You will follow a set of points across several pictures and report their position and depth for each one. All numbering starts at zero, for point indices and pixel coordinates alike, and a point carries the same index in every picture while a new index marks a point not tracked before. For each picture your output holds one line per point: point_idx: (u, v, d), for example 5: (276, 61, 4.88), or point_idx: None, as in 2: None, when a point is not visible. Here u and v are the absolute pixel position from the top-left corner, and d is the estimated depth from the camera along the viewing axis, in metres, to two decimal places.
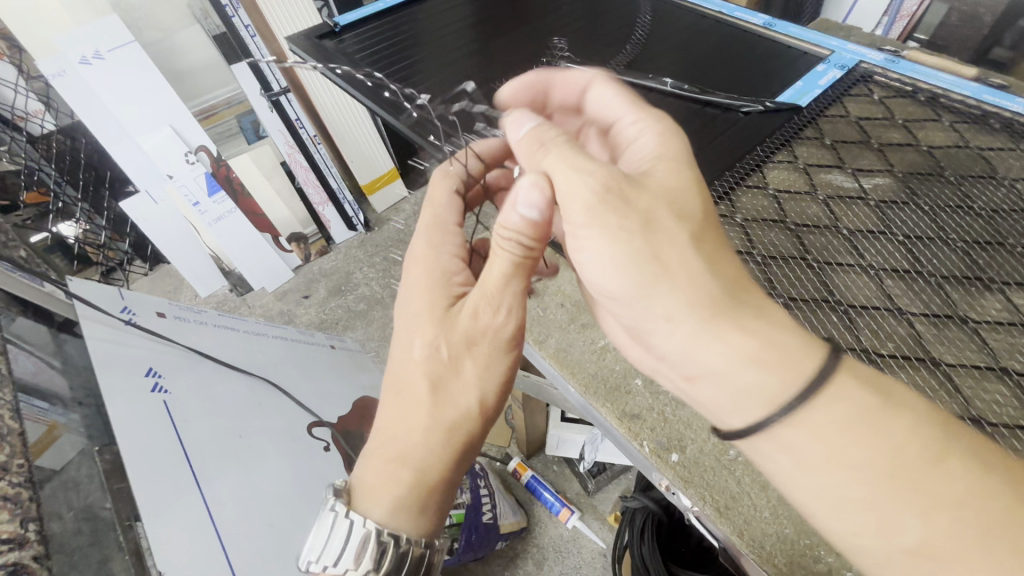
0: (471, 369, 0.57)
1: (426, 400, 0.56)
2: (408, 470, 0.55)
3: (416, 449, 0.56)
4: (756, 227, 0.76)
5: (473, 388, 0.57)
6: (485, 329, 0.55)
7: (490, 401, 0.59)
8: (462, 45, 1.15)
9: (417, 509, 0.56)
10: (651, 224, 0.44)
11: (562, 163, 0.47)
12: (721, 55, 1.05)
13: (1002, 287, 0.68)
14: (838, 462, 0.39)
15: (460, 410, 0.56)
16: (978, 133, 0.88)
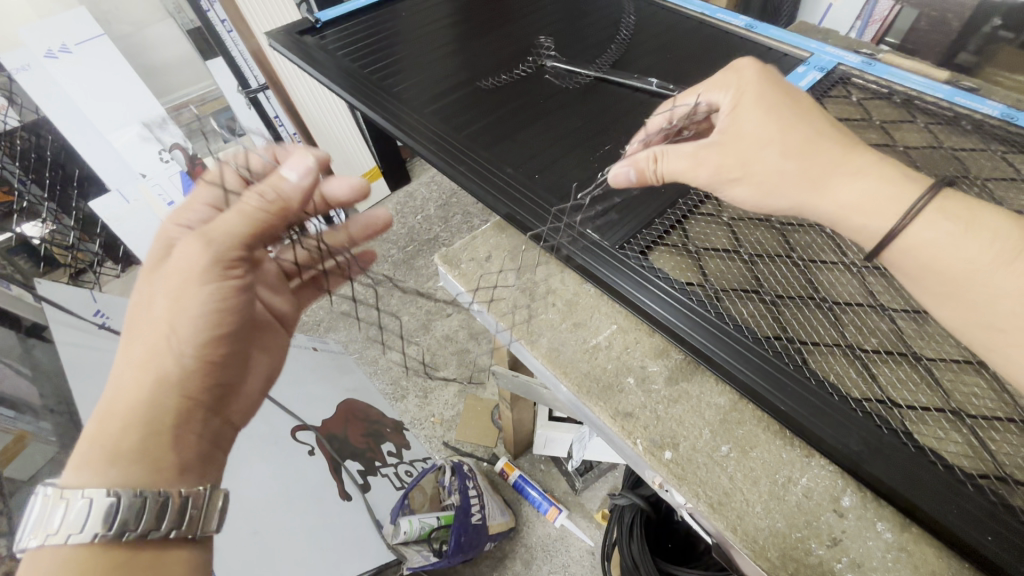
0: (160, 301, 0.51)
1: (124, 341, 0.51)
2: (102, 420, 0.47)
3: (114, 396, 0.48)
4: (745, 224, 0.77)
5: (172, 324, 0.50)
6: (179, 261, 0.51)
7: (185, 341, 0.51)
8: (446, 43, 1.14)
9: (119, 470, 0.46)
10: (749, 159, 0.57)
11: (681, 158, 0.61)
12: (704, 56, 1.07)
13: None
14: (935, 273, 0.52)
15: (154, 341, 0.50)
16: (951, 134, 0.92)
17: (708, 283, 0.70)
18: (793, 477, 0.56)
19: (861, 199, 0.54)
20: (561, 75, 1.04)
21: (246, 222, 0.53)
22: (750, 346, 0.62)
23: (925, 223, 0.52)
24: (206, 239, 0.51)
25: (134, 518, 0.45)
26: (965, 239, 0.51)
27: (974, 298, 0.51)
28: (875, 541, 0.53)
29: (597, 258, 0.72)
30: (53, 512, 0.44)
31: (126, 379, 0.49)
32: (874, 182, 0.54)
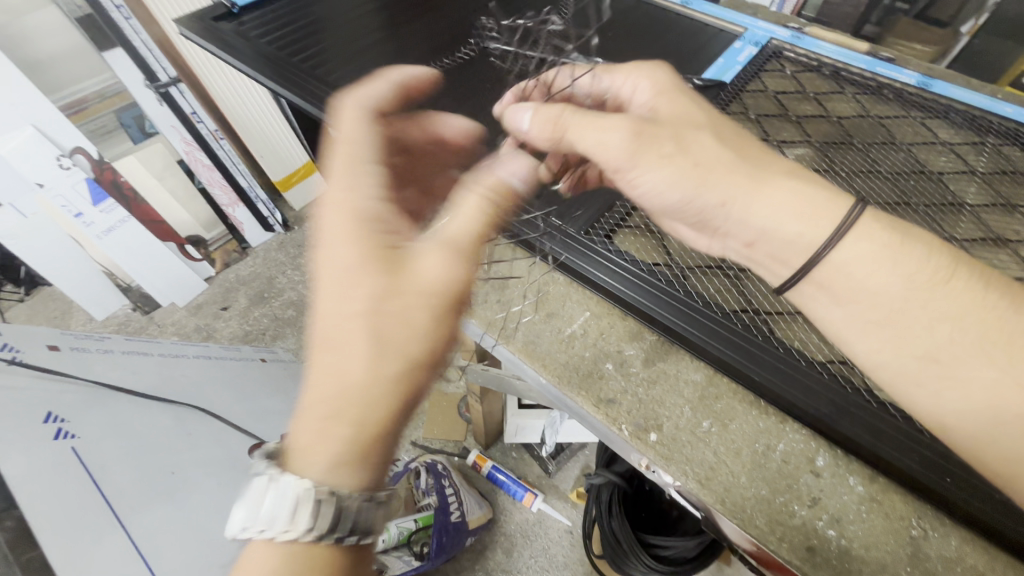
0: (416, 313, 0.47)
1: (370, 350, 0.45)
2: (345, 429, 0.44)
3: (366, 412, 0.45)
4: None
5: (421, 340, 0.47)
6: (442, 275, 0.48)
7: (430, 357, 0.48)
8: (381, 27, 1.08)
9: (370, 471, 0.47)
10: (684, 138, 0.53)
11: (590, 126, 0.54)
12: (644, 34, 1.07)
13: (941, 222, 0.80)
14: (862, 296, 0.49)
15: (416, 344, 0.47)
16: (876, 103, 0.97)
17: (677, 262, 0.71)
18: (771, 444, 0.58)
19: (801, 202, 0.51)
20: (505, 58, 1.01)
21: (483, 235, 0.52)
22: (722, 323, 0.63)
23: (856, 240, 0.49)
24: (458, 250, 0.49)
25: (352, 504, 0.45)
26: (900, 255, 0.48)
27: (906, 329, 0.48)
28: (849, 495, 0.55)
29: (568, 246, 0.70)
30: (270, 498, 0.44)
31: (377, 395, 0.45)
32: (785, 196, 0.51)
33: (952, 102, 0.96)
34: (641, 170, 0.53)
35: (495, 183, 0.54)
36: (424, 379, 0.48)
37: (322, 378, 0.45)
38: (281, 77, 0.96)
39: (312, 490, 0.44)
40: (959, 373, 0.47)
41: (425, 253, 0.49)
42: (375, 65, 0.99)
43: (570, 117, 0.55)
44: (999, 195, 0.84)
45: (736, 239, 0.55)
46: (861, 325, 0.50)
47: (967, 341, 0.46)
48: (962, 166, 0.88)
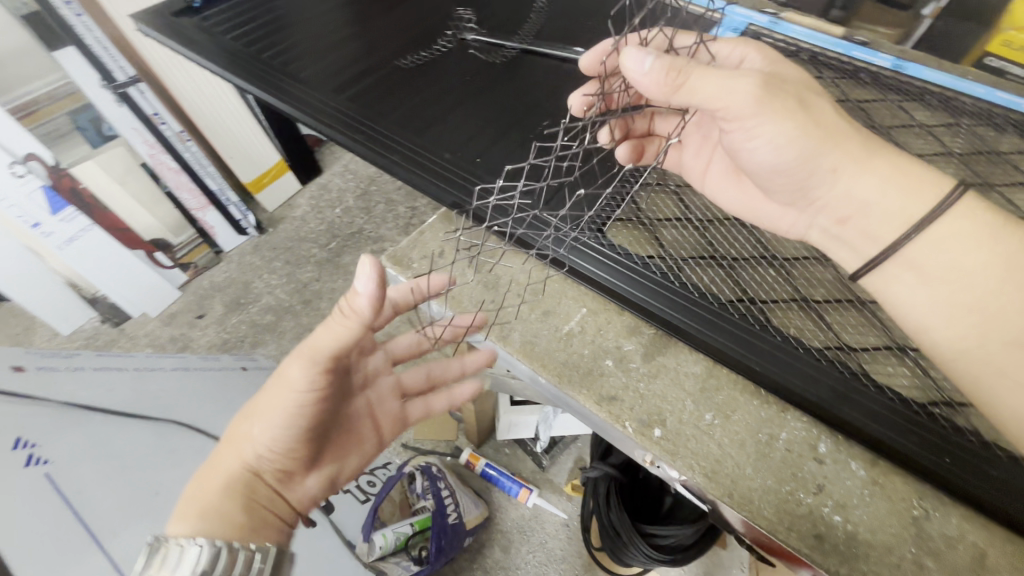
0: (264, 399, 0.60)
1: (256, 428, 0.60)
2: (224, 474, 0.60)
3: (219, 470, 0.61)
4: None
5: (268, 433, 0.59)
6: (286, 378, 0.58)
7: (283, 441, 0.60)
8: (354, 20, 1.04)
9: (209, 520, 0.57)
10: (801, 100, 0.54)
11: (712, 80, 0.50)
12: (624, 22, 1.06)
13: None
14: (951, 275, 0.51)
15: (264, 436, 0.60)
16: (854, 87, 0.98)
17: (670, 254, 0.70)
18: (774, 433, 0.58)
19: (896, 176, 0.52)
20: (484, 50, 0.98)
21: (343, 351, 0.57)
22: (720, 314, 0.63)
23: (954, 219, 0.51)
24: (312, 363, 0.57)
25: (231, 562, 0.54)
26: (980, 242, 0.50)
27: (990, 319, 0.50)
28: (852, 479, 0.56)
29: (562, 242, 0.68)
30: (166, 558, 0.52)
31: (225, 451, 0.62)
32: (893, 167, 0.52)
33: (927, 85, 0.97)
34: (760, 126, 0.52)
35: (353, 303, 0.54)
36: (280, 455, 0.61)
37: (235, 433, 0.63)
38: (251, 75, 0.92)
39: (199, 546, 0.52)
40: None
41: (289, 362, 0.58)
42: (350, 60, 0.95)
43: (693, 67, 0.50)
44: (977, 175, 0.85)
45: (829, 214, 0.58)
46: (950, 310, 0.52)
47: None
48: (939, 148, 0.89)
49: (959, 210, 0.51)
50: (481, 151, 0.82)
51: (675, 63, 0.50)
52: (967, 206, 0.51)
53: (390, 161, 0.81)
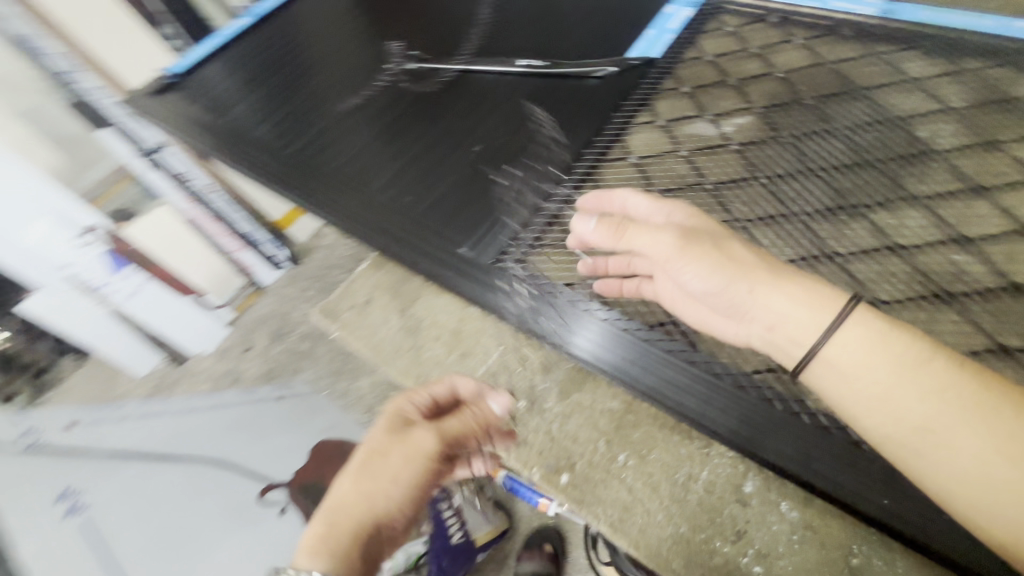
0: (396, 452, 0.47)
1: (384, 487, 0.46)
2: (347, 542, 0.44)
3: (336, 511, 0.45)
4: (653, 162, 0.78)
5: (393, 498, 0.46)
6: (420, 441, 0.48)
7: (408, 513, 0.47)
8: (340, 40, 1.08)
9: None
10: (719, 236, 0.48)
11: (641, 237, 0.48)
12: (570, 17, 1.00)
13: (906, 180, 0.69)
14: (880, 393, 0.41)
15: (392, 501, 0.46)
16: (832, 45, 0.86)
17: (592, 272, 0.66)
18: (693, 473, 0.54)
19: (809, 294, 0.44)
20: (412, 77, 0.97)
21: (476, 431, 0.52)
22: (639, 341, 0.59)
23: (862, 322, 0.42)
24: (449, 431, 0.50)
25: None
26: (898, 365, 0.41)
27: (934, 446, 0.39)
28: (780, 524, 0.50)
29: (488, 285, 0.69)
30: None
31: (342, 498, 0.45)
32: (808, 285, 0.45)
33: (921, 28, 0.82)
34: (684, 267, 0.47)
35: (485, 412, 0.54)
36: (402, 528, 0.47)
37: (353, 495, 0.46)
38: (231, 135, 0.96)
39: None
40: (945, 443, 0.39)
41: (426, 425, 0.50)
42: (335, 91, 0.99)
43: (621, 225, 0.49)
44: (980, 132, 0.72)
45: (758, 326, 0.47)
46: (861, 402, 0.42)
47: (984, 458, 0.38)
48: (935, 105, 0.76)
49: (860, 313, 0.43)
50: (412, 189, 0.82)
51: (613, 225, 0.49)
52: (867, 311, 0.42)
53: (341, 210, 0.82)
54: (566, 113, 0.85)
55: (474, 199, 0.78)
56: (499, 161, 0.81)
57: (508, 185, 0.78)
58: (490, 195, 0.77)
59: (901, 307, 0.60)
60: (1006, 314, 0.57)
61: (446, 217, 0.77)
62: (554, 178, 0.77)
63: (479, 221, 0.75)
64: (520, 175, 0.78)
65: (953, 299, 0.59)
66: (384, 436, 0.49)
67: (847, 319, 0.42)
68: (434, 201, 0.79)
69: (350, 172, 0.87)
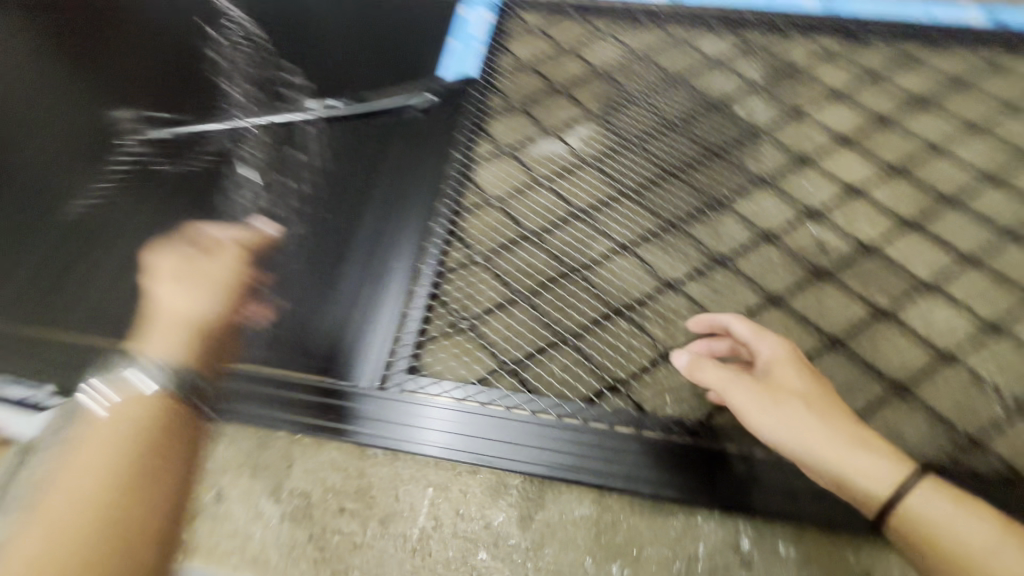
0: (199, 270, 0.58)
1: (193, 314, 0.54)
2: (148, 406, 0.48)
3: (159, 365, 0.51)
4: (517, 199, 0.69)
5: (202, 308, 0.54)
6: (224, 271, 0.58)
7: (216, 326, 0.55)
8: (27, 112, 0.74)
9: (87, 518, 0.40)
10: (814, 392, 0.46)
11: (716, 372, 0.48)
12: (355, 35, 0.81)
13: (748, 164, 0.72)
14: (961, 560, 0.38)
15: (190, 313, 0.54)
16: (635, 34, 0.85)
17: (506, 358, 0.58)
18: (691, 553, 0.49)
19: (884, 455, 0.42)
20: (163, 150, 0.70)
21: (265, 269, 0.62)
22: (585, 426, 0.53)
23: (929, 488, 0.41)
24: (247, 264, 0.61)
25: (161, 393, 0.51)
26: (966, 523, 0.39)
27: None
28: (786, 569, 0.48)
29: (389, 417, 0.54)
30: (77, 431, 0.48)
31: (161, 334, 0.53)
32: (884, 448, 0.43)
33: (705, 8, 0.85)
34: (767, 411, 0.45)
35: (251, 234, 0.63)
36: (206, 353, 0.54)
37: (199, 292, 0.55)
38: None
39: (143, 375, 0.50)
40: None
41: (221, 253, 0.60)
42: (39, 199, 0.68)
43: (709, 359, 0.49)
44: (783, 103, 0.77)
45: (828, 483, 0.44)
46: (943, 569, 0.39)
47: None
48: (740, 83, 0.80)
49: (928, 483, 0.41)
50: None
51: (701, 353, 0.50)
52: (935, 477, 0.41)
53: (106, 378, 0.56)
54: (396, 163, 0.70)
55: (318, 303, 0.60)
56: (334, 243, 0.63)
57: (358, 273, 0.61)
58: (339, 293, 0.60)
59: (794, 294, 0.61)
60: (869, 274, 0.63)
61: (290, 339, 0.58)
62: (412, 255, 0.63)
63: (340, 333, 0.58)
64: (370, 257, 0.62)
65: (828, 273, 0.63)
66: (168, 269, 0.58)
67: (915, 481, 0.41)
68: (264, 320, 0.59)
69: (107, 317, 0.60)
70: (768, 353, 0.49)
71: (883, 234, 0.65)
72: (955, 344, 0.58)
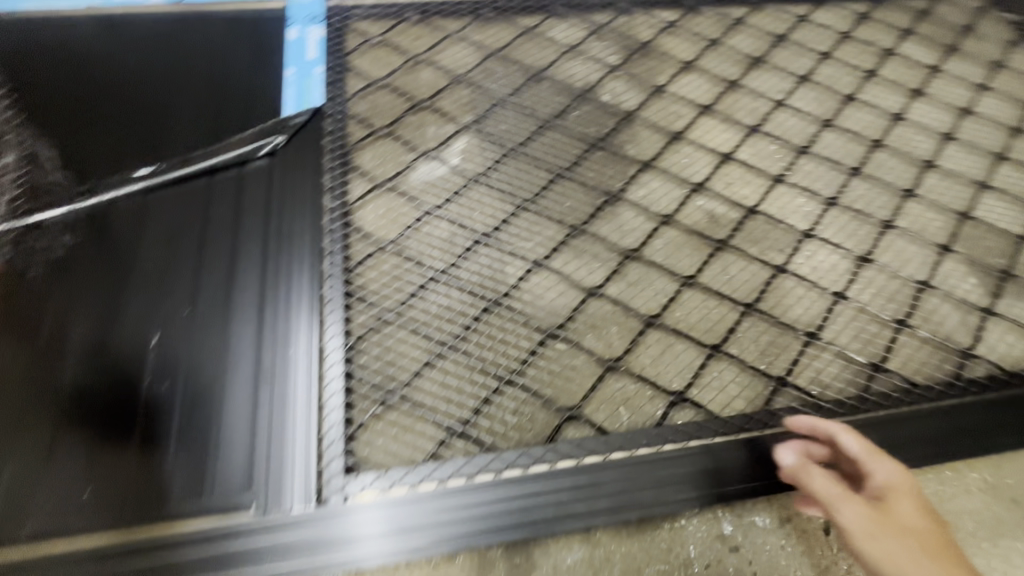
0: None
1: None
2: None
3: None
4: (412, 237, 0.62)
5: None
6: None
7: None
8: None
9: None
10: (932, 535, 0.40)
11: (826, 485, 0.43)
12: (160, 81, 0.68)
13: (628, 149, 0.73)
14: None
15: None
16: (485, 30, 0.80)
17: (452, 421, 0.52)
18: (684, 558, 0.49)
19: None
20: None
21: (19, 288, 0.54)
22: (554, 471, 0.50)
23: None
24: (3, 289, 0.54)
25: None
26: None
27: None
28: (768, 540, 0.50)
29: (337, 536, 0.46)
30: None
31: None
32: None
33: None
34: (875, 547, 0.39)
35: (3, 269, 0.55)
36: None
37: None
38: None
39: None
40: None
41: None
42: None
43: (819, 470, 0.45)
44: (644, 81, 0.79)
45: None
46: None
47: None
48: (600, 67, 0.80)
49: None
50: (76, 474, 0.47)
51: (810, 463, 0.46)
52: None
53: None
54: (257, 229, 0.59)
55: (208, 428, 0.49)
56: (207, 348, 0.52)
57: (249, 378, 0.51)
58: (231, 407, 0.50)
59: (704, 270, 0.63)
60: (760, 235, 0.67)
61: (182, 482, 0.47)
62: (309, 334, 0.54)
63: (245, 455, 0.48)
64: (257, 354, 0.53)
65: (726, 243, 0.66)
66: None
67: None
68: (140, 470, 0.47)
69: None
70: (884, 480, 0.43)
71: (760, 194, 0.70)
72: (843, 282, 0.64)
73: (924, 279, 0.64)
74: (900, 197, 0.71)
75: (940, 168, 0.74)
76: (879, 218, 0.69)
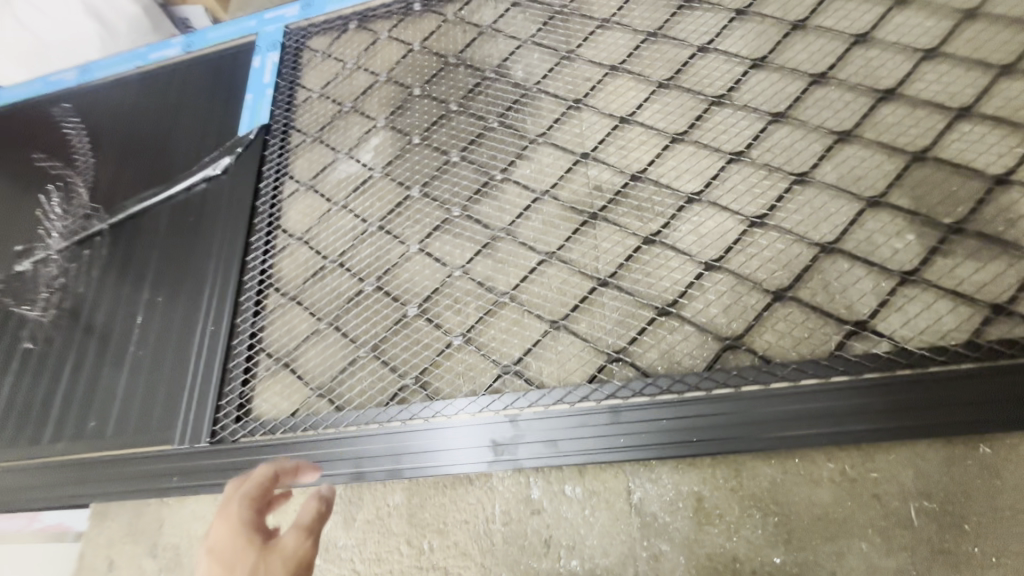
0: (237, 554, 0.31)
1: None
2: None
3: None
4: (318, 231, 0.74)
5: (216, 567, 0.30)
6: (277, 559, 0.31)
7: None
8: None
9: None
10: None
11: None
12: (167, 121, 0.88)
13: (526, 124, 0.72)
14: None
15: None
16: (413, 25, 0.85)
17: (318, 386, 0.64)
18: (488, 513, 0.55)
19: None
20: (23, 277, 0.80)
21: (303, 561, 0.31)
22: (382, 430, 0.58)
23: None
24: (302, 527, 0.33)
25: None
26: None
27: None
28: (572, 508, 0.53)
29: (228, 466, 0.62)
30: None
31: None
32: None
33: None
34: None
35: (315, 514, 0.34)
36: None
37: None
38: None
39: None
40: None
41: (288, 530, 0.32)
42: None
43: None
44: (559, 46, 0.75)
45: None
46: None
47: None
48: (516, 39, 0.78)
49: None
50: (88, 412, 0.69)
51: None
52: None
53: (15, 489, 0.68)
54: (207, 232, 0.76)
55: (161, 383, 0.68)
56: (163, 325, 0.71)
57: (187, 347, 0.69)
58: (175, 369, 0.68)
59: (569, 246, 0.63)
60: (642, 203, 0.63)
61: (140, 418, 0.67)
62: (228, 314, 0.69)
63: (179, 402, 0.66)
64: (193, 328, 0.70)
65: (600, 214, 0.64)
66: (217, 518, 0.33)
67: None
68: (120, 411, 0.68)
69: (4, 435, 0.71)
70: None
71: (654, 158, 0.65)
72: (723, 251, 0.58)
73: (829, 243, 0.55)
74: (833, 141, 0.59)
75: (905, 99, 0.59)
76: (794, 172, 0.59)
